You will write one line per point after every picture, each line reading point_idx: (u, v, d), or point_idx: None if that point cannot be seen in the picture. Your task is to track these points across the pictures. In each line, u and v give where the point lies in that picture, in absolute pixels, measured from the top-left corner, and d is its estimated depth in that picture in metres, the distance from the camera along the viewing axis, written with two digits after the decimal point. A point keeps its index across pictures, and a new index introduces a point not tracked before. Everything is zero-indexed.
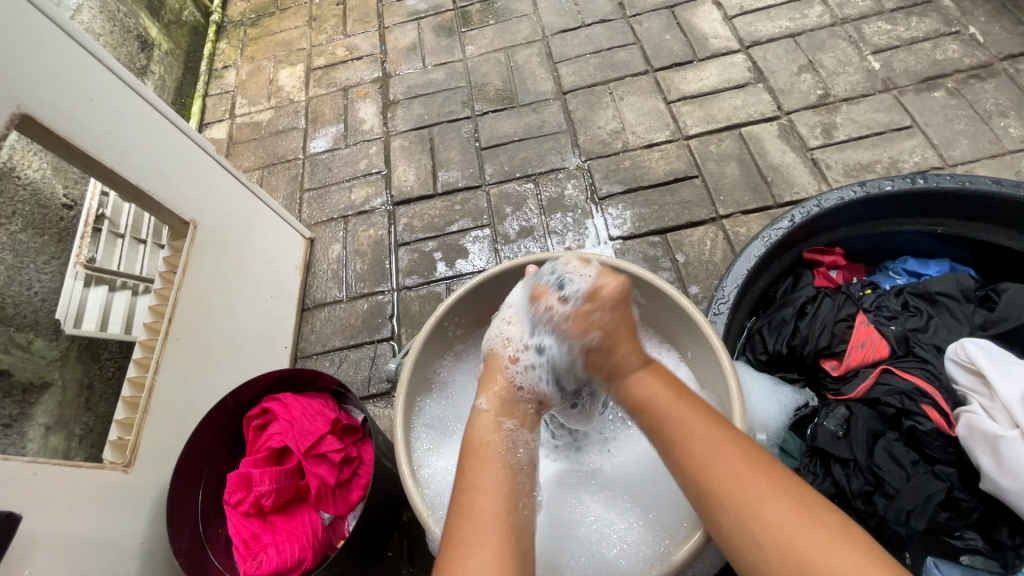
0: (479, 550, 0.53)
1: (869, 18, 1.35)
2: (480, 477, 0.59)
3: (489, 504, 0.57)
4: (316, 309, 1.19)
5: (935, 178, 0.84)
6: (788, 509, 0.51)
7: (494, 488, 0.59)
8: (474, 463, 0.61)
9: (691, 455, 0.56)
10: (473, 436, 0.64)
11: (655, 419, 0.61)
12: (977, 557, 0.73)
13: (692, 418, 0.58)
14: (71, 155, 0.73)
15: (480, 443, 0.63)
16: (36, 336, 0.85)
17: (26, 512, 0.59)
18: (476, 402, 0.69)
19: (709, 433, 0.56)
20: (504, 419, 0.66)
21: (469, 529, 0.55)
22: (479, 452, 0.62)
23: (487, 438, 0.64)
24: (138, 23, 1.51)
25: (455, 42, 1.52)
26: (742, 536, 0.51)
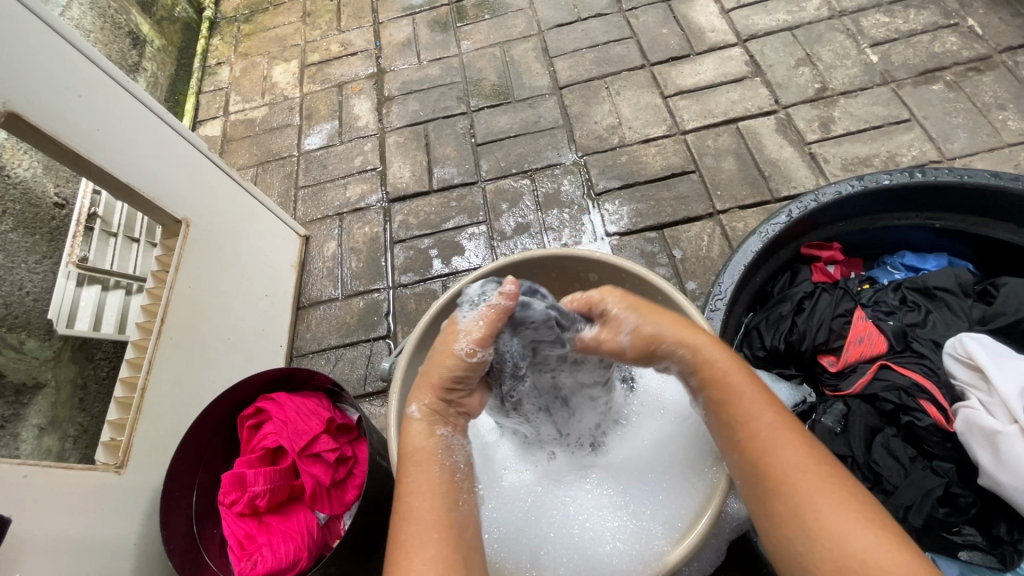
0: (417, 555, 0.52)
1: (867, 10, 1.34)
2: (419, 480, 0.57)
3: (426, 503, 0.55)
4: (311, 308, 1.18)
5: (934, 172, 0.83)
6: (847, 507, 0.50)
7: (436, 490, 0.57)
8: (408, 468, 0.58)
9: (755, 436, 0.55)
10: (405, 442, 0.60)
11: (721, 395, 0.58)
12: (975, 553, 0.72)
13: (757, 399, 0.57)
14: (61, 154, 0.73)
15: (413, 449, 0.59)
16: (28, 337, 0.84)
17: (17, 515, 0.59)
18: (407, 409, 0.62)
19: (767, 418, 0.56)
20: (438, 426, 0.61)
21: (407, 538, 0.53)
22: (414, 457, 0.59)
23: (419, 443, 0.59)
24: (130, 20, 1.49)
25: (450, 38, 1.51)
26: (792, 532, 0.51)
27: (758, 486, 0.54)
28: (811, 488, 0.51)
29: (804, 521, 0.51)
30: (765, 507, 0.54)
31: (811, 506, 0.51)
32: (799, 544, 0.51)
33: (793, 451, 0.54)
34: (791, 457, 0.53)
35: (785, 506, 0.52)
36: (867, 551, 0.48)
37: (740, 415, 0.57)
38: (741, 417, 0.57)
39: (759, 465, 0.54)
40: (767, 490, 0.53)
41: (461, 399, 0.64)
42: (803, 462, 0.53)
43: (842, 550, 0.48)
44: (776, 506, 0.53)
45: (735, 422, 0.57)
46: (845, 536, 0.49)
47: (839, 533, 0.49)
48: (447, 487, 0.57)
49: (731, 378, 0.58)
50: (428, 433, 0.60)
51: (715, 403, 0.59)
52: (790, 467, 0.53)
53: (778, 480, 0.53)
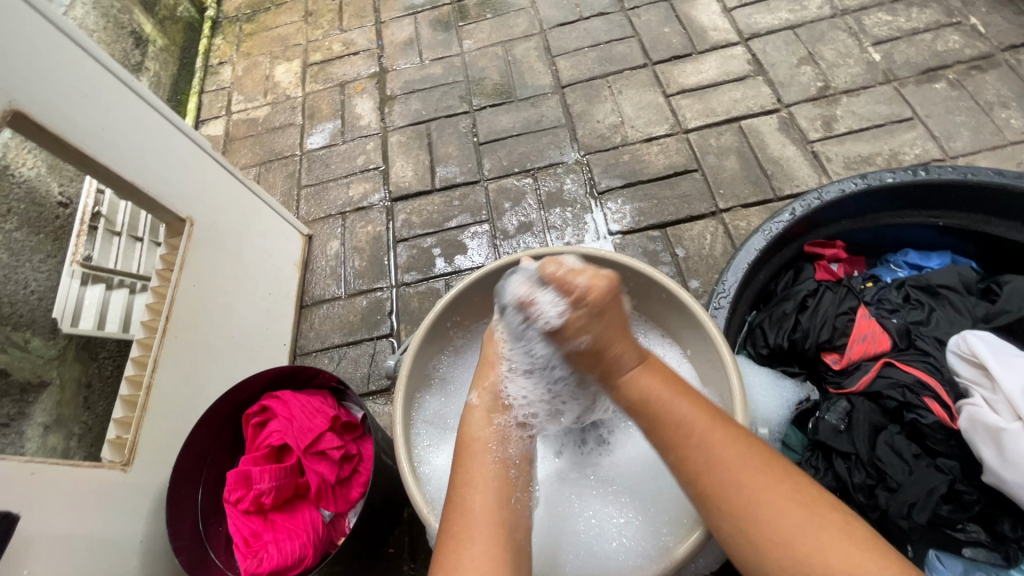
0: (475, 545, 0.53)
1: (869, 9, 1.34)
2: (472, 471, 0.60)
3: (477, 496, 0.58)
4: (314, 306, 1.19)
5: (937, 170, 0.83)
6: (791, 507, 0.50)
7: (488, 484, 0.59)
8: (465, 461, 0.61)
9: (693, 447, 0.55)
10: (466, 432, 0.64)
11: (648, 420, 0.59)
12: (980, 550, 0.72)
13: (691, 413, 0.57)
14: (65, 152, 0.73)
15: (471, 438, 0.63)
16: (33, 335, 0.84)
17: (24, 513, 0.59)
18: (468, 398, 0.68)
19: (701, 429, 0.56)
20: (495, 415, 0.66)
21: (461, 527, 0.55)
22: (472, 447, 0.62)
23: (478, 433, 0.63)
24: (132, 19, 1.49)
25: (452, 37, 1.51)
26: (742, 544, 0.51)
27: (702, 502, 0.55)
28: (750, 498, 0.52)
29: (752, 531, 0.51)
30: (713, 518, 0.54)
31: (755, 511, 0.51)
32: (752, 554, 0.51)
33: (732, 455, 0.54)
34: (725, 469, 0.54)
35: (731, 516, 0.52)
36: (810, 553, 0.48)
37: (681, 439, 0.56)
38: (673, 437, 0.57)
39: (698, 477, 0.55)
40: (714, 506, 0.53)
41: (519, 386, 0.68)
42: (740, 467, 0.53)
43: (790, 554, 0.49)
44: (722, 516, 0.53)
45: (670, 442, 0.57)
46: (811, 557, 0.48)
47: (789, 534, 0.49)
48: (500, 483, 0.59)
49: (653, 402, 0.59)
50: (485, 423, 0.65)
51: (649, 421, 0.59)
52: (728, 478, 0.53)
53: (717, 491, 0.53)
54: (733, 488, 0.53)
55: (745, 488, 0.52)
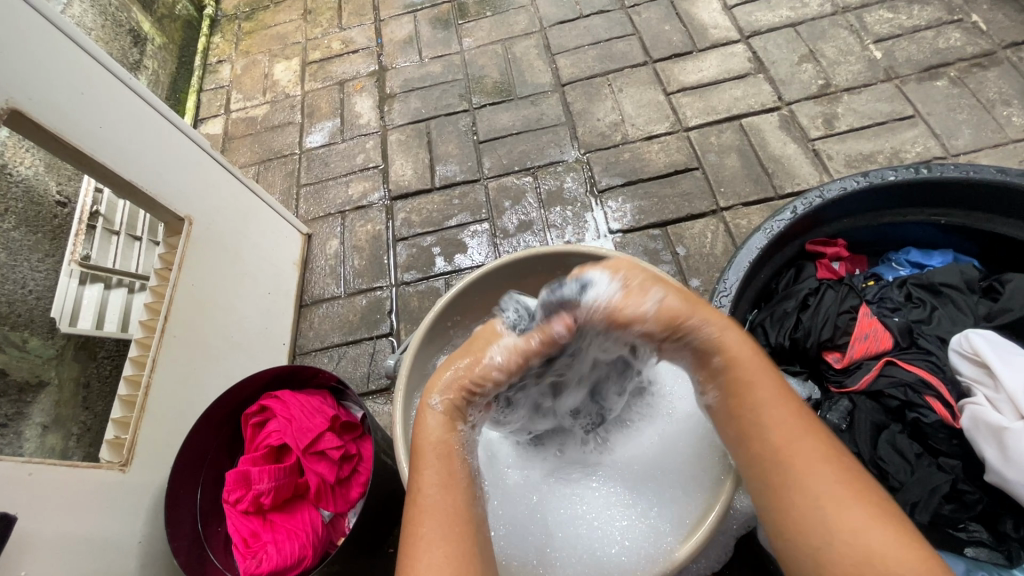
0: (434, 549, 0.52)
1: (870, 6, 1.33)
2: (438, 476, 0.57)
3: (440, 497, 0.56)
4: (314, 306, 1.18)
5: (940, 168, 0.82)
6: (862, 503, 0.50)
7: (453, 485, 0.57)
8: (425, 462, 0.58)
9: (772, 430, 0.55)
10: (425, 435, 0.59)
11: (734, 385, 0.58)
12: (981, 549, 0.72)
13: (773, 394, 0.57)
14: (63, 151, 0.72)
15: (434, 443, 0.59)
16: (31, 335, 0.83)
17: (22, 514, 0.58)
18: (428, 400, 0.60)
19: (783, 413, 0.56)
20: (458, 420, 0.61)
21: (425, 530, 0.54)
22: (434, 451, 0.58)
23: (440, 437, 0.59)
24: (131, 18, 1.49)
25: (452, 35, 1.51)
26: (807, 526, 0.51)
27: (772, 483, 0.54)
28: (827, 483, 0.51)
29: (821, 515, 0.50)
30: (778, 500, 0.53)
31: (825, 500, 0.51)
32: (815, 538, 0.50)
33: (809, 444, 0.54)
34: (805, 450, 0.53)
35: (801, 500, 0.52)
36: (882, 547, 0.48)
37: (754, 417, 0.56)
38: (755, 410, 0.56)
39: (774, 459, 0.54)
40: (784, 485, 0.53)
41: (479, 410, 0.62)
42: (815, 456, 0.53)
43: (858, 543, 0.48)
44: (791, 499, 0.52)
45: (750, 415, 0.57)
46: (875, 552, 0.48)
47: (857, 528, 0.49)
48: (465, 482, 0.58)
49: (746, 369, 0.58)
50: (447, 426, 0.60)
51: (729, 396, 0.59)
52: (809, 458, 0.53)
53: (796, 470, 0.53)
54: (811, 469, 0.52)
55: (817, 477, 0.52)
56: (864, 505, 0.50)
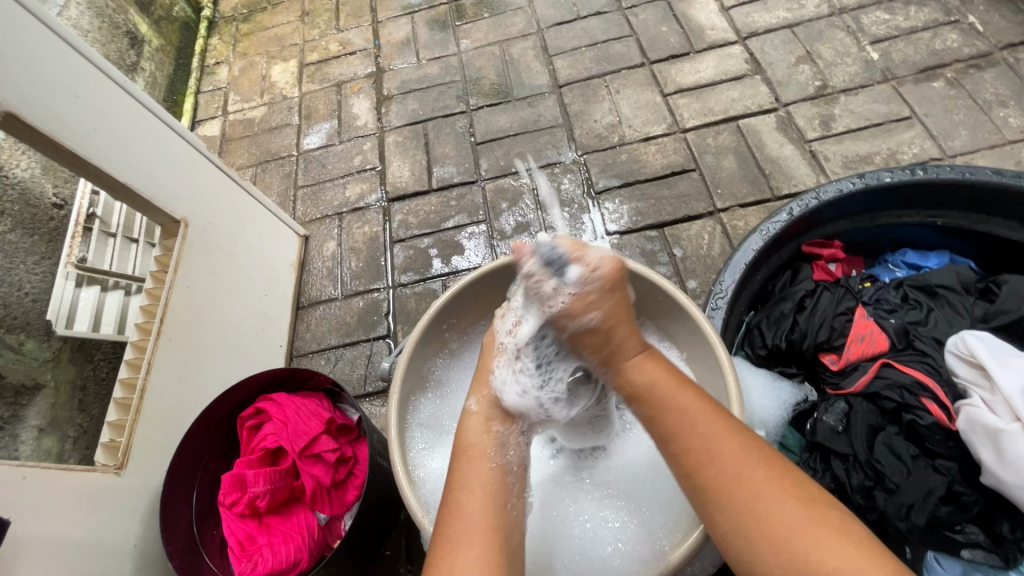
0: (466, 551, 0.51)
1: (867, 8, 1.33)
2: (470, 477, 0.56)
3: (469, 499, 0.55)
4: (311, 307, 1.18)
5: (935, 170, 0.82)
6: (795, 507, 0.48)
7: (485, 489, 0.56)
8: (461, 463, 0.58)
9: (693, 448, 0.53)
10: (463, 438, 0.60)
11: (648, 407, 0.57)
12: (978, 551, 0.71)
13: (694, 408, 0.55)
14: (58, 154, 0.72)
15: (470, 445, 0.60)
16: (27, 338, 0.83)
17: (16, 518, 0.58)
18: (466, 405, 0.64)
19: (702, 428, 0.53)
20: (494, 421, 0.62)
21: (454, 532, 0.52)
22: (468, 453, 0.59)
23: (477, 439, 0.60)
24: (128, 19, 1.49)
25: (449, 36, 1.51)
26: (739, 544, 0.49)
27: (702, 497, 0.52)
28: (751, 495, 0.49)
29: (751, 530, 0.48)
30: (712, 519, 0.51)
31: (757, 508, 0.48)
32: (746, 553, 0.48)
33: (736, 457, 0.51)
34: (727, 464, 0.51)
35: (731, 515, 0.50)
36: (816, 551, 0.45)
37: (679, 430, 0.54)
38: (676, 427, 0.55)
39: (699, 478, 0.52)
40: (714, 500, 0.51)
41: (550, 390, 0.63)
42: (744, 468, 0.50)
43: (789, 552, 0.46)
44: (723, 516, 0.50)
45: (671, 434, 0.55)
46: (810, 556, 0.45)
47: (794, 537, 0.46)
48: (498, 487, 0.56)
49: (653, 390, 0.57)
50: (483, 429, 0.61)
51: (648, 418, 0.57)
52: (725, 473, 0.51)
53: (723, 486, 0.50)
54: (731, 486, 0.50)
55: (743, 489, 0.50)
56: (812, 527, 0.46)
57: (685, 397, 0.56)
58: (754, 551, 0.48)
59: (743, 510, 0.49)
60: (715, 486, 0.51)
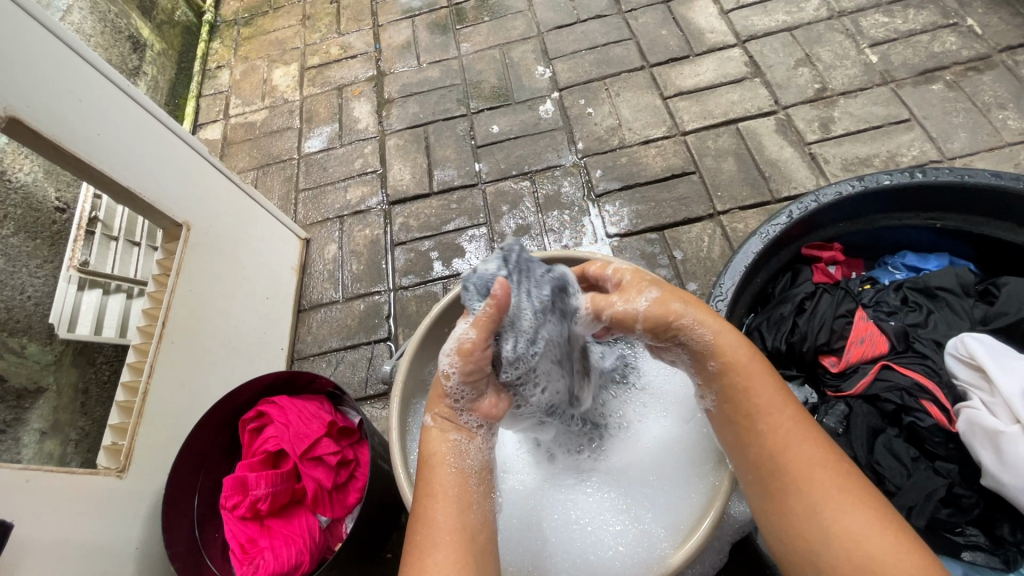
0: (435, 555, 0.51)
1: (866, 11, 1.34)
2: (433, 483, 0.57)
3: (438, 508, 0.55)
4: (312, 310, 1.19)
5: (934, 172, 0.82)
6: (863, 508, 0.50)
7: (447, 494, 0.56)
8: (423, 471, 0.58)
9: (775, 431, 0.56)
10: (423, 448, 0.60)
11: (739, 380, 0.58)
12: (979, 553, 0.71)
13: (776, 394, 0.57)
14: (61, 157, 0.73)
15: (429, 454, 0.59)
16: (29, 341, 0.84)
17: (18, 520, 0.58)
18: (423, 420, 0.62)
19: (784, 412, 0.56)
20: (450, 430, 0.60)
21: (423, 540, 0.53)
22: (429, 461, 0.59)
23: (435, 447, 0.59)
24: (130, 24, 1.50)
25: (450, 40, 1.51)
26: (808, 533, 0.51)
27: (775, 479, 0.54)
28: (828, 484, 0.52)
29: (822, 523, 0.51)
30: (779, 503, 0.54)
31: (826, 503, 0.51)
32: (814, 544, 0.51)
33: (813, 449, 0.54)
34: (805, 454, 0.54)
35: (800, 504, 0.52)
36: (880, 552, 0.48)
37: (759, 411, 0.57)
38: (758, 407, 0.57)
39: (773, 461, 0.55)
40: (785, 486, 0.53)
41: (467, 403, 0.61)
42: (817, 461, 0.53)
43: (856, 548, 0.49)
44: (791, 503, 0.53)
45: (753, 412, 0.57)
46: (873, 556, 0.48)
47: (858, 535, 0.49)
48: (459, 490, 0.57)
49: (751, 368, 0.59)
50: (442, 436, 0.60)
51: (729, 392, 0.59)
52: (802, 460, 0.53)
53: (796, 475, 0.53)
54: (806, 475, 0.53)
55: (817, 481, 0.52)
56: (880, 529, 0.49)
57: (769, 381, 0.58)
58: (818, 541, 0.51)
59: (814, 501, 0.51)
60: (790, 473, 0.53)
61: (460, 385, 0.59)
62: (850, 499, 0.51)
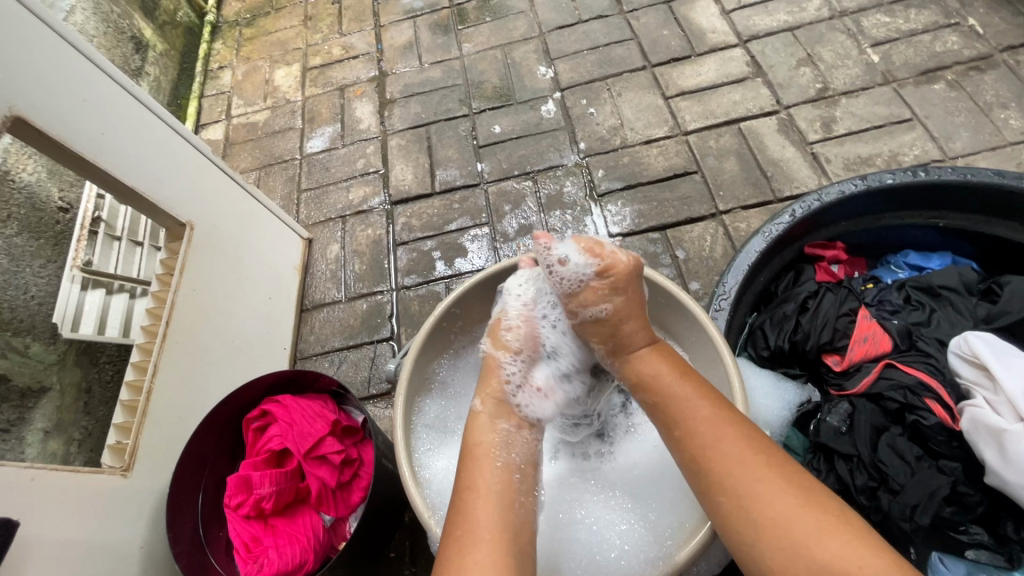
0: (477, 552, 0.52)
1: (868, 11, 1.34)
2: (478, 479, 0.59)
3: (481, 506, 0.56)
4: (315, 310, 1.19)
5: (936, 171, 0.83)
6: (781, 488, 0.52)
7: (491, 494, 0.58)
8: (469, 463, 0.61)
9: (690, 431, 0.57)
10: (469, 439, 0.64)
11: (652, 392, 0.63)
12: (983, 551, 0.72)
13: (688, 394, 0.60)
14: (66, 158, 0.73)
15: (474, 445, 0.63)
16: (33, 340, 0.84)
17: (23, 519, 0.59)
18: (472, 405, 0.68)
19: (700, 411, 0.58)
20: (500, 420, 0.66)
21: (463, 538, 0.54)
22: (474, 453, 0.62)
23: (481, 438, 0.63)
24: (132, 24, 1.50)
25: (451, 40, 1.51)
26: (735, 521, 0.52)
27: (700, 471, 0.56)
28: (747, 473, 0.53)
29: (747, 504, 0.52)
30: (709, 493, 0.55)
31: (747, 489, 0.52)
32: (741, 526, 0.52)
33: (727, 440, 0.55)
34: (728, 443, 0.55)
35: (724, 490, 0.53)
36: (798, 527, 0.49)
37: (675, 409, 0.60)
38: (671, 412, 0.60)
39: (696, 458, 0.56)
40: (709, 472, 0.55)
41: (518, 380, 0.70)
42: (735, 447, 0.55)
43: (774, 523, 0.50)
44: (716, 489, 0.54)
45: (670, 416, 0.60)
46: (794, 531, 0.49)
47: (776, 513, 0.50)
48: (502, 488, 0.59)
49: (661, 383, 0.62)
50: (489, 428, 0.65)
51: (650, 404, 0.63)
52: (719, 454, 0.55)
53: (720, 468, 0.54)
54: (733, 463, 0.54)
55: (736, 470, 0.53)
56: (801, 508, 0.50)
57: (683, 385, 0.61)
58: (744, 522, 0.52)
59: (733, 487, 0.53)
60: (709, 466, 0.55)
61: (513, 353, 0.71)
62: (777, 482, 0.52)
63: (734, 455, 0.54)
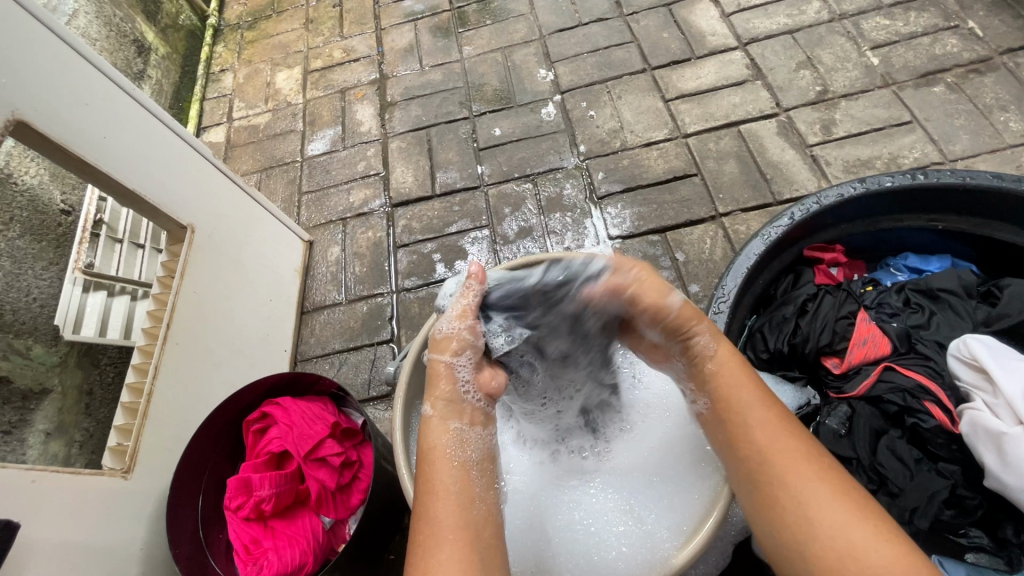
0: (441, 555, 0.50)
1: (867, 13, 1.34)
2: (437, 479, 0.55)
3: (444, 505, 0.54)
4: (315, 312, 1.19)
5: (936, 174, 0.83)
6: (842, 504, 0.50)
7: (450, 490, 0.55)
8: (427, 464, 0.57)
9: (754, 434, 0.56)
10: (423, 441, 0.59)
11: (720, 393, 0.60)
12: (982, 555, 0.72)
13: (754, 400, 0.58)
14: (68, 161, 0.73)
15: (429, 448, 0.58)
16: (34, 343, 0.84)
17: (24, 521, 0.59)
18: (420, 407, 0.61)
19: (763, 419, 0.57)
20: (451, 420, 0.59)
21: (427, 536, 0.52)
22: (431, 456, 0.57)
23: (434, 439, 0.58)
24: (135, 28, 1.51)
25: (452, 43, 1.52)
26: (792, 531, 0.51)
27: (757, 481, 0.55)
28: (808, 487, 0.52)
29: (790, 496, 0.52)
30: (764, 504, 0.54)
31: (806, 503, 0.51)
32: (794, 540, 0.51)
33: (791, 450, 0.54)
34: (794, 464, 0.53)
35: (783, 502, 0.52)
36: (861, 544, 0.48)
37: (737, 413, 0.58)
38: (736, 412, 0.58)
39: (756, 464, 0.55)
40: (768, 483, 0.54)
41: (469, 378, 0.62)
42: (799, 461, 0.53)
43: (840, 543, 0.49)
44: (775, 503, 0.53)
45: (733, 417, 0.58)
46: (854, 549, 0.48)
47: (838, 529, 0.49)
48: (462, 486, 0.56)
49: (728, 377, 0.60)
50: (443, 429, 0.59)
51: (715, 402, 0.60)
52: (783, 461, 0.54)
53: (781, 476, 0.53)
54: (793, 475, 0.53)
55: (799, 482, 0.52)
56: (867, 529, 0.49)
57: (749, 392, 0.59)
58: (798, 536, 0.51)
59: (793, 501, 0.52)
60: (769, 474, 0.54)
61: (457, 358, 0.61)
62: (839, 500, 0.51)
63: (789, 448, 0.54)
